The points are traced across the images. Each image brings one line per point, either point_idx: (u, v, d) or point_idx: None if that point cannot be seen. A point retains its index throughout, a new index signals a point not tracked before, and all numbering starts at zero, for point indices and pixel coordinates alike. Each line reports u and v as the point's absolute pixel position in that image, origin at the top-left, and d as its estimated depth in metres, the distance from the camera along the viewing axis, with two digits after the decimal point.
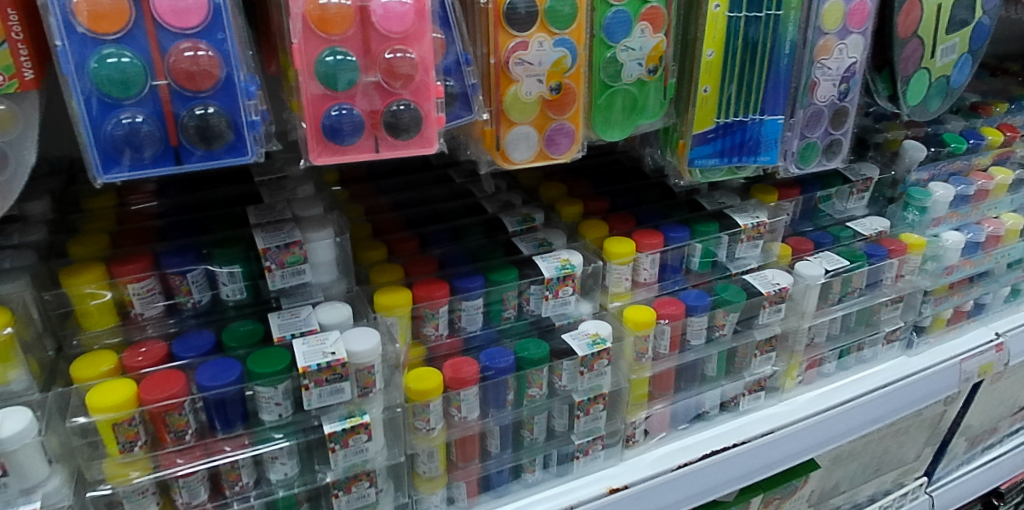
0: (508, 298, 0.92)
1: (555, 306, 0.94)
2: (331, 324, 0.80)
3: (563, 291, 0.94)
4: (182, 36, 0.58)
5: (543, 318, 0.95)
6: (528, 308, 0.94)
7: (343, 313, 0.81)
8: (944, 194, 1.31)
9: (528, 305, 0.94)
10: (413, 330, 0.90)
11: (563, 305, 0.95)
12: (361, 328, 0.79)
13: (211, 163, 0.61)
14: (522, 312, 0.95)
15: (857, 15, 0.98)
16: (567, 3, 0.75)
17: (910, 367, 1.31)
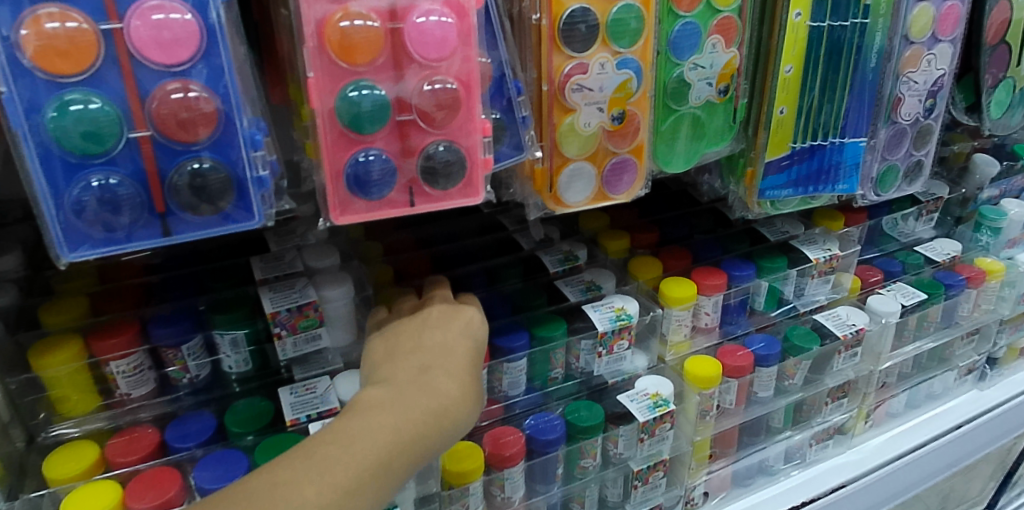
0: (555, 357, 0.80)
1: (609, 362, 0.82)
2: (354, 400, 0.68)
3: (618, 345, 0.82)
4: (167, 73, 0.45)
5: (594, 376, 0.83)
6: (577, 365, 0.82)
7: None
8: (1019, 214, 1.18)
9: (576, 362, 0.82)
10: None
11: (618, 362, 0.83)
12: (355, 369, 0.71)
13: (208, 231, 0.49)
14: (569, 370, 0.83)
15: (948, 20, 0.84)
16: (633, 16, 0.63)
17: (988, 401, 1.18)
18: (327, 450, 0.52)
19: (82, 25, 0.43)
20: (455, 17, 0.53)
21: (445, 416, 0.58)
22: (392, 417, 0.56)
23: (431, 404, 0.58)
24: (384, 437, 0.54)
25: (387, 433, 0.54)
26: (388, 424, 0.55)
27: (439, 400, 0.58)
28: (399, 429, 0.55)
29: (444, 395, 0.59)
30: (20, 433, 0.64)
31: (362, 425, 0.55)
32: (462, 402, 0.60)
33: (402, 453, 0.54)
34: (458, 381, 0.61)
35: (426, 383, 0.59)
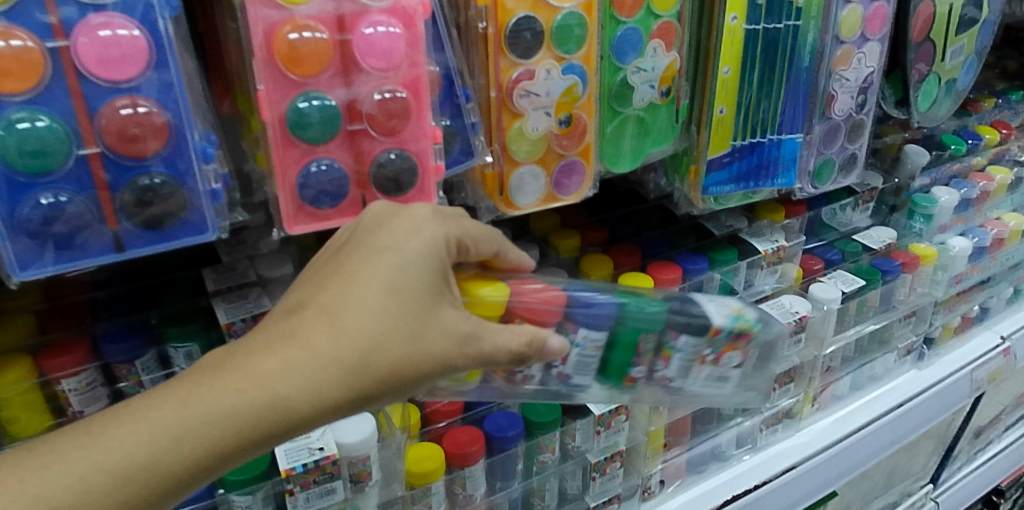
0: (642, 346, 0.66)
1: (704, 373, 0.70)
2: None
3: (726, 357, 0.69)
4: (116, 89, 0.45)
5: (678, 387, 0.70)
6: (662, 368, 0.68)
7: None
8: (950, 200, 1.24)
9: (663, 364, 0.68)
10: None
11: (716, 376, 0.70)
12: None
13: (161, 246, 0.49)
14: (652, 378, 0.69)
15: (875, 20, 0.89)
16: (577, 24, 0.64)
17: (925, 381, 1.24)
18: (118, 430, 0.46)
19: (28, 43, 0.43)
20: (402, 27, 0.54)
21: (304, 389, 0.48)
22: (218, 398, 0.47)
23: (280, 382, 0.48)
24: (196, 423, 0.46)
25: (200, 419, 0.46)
26: (210, 406, 0.47)
27: (295, 376, 0.48)
28: (219, 416, 0.47)
29: (304, 369, 0.48)
30: None
31: (180, 402, 0.47)
32: (330, 383, 0.48)
33: (219, 441, 0.47)
34: (337, 356, 0.48)
35: (295, 349, 0.48)
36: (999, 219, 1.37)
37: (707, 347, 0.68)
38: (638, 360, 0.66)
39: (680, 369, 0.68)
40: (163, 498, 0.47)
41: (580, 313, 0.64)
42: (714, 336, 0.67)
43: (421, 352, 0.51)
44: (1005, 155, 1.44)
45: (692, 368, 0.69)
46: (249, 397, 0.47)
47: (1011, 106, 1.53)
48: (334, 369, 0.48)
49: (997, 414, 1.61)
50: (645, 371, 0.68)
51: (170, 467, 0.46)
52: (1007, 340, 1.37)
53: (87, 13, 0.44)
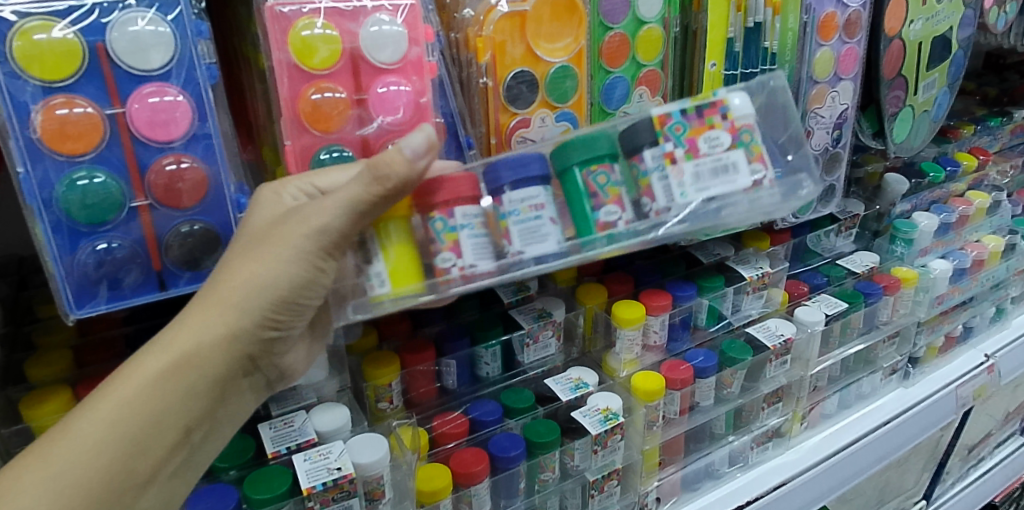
0: (592, 179, 0.63)
1: (702, 176, 0.61)
2: (330, 432, 0.75)
3: (709, 142, 0.62)
4: (163, 148, 0.53)
5: (673, 205, 0.62)
6: (642, 198, 0.63)
7: (341, 418, 0.76)
8: (929, 224, 1.30)
9: (641, 193, 0.63)
10: (369, 405, 0.86)
11: (718, 172, 0.62)
12: (328, 405, 0.78)
13: (199, 285, 0.56)
14: (639, 217, 0.63)
15: (847, 60, 0.95)
16: (569, 77, 0.71)
17: (911, 398, 1.29)
18: (58, 435, 0.54)
19: (89, 110, 0.50)
20: (411, 85, 0.60)
21: (191, 338, 0.55)
22: (128, 387, 0.55)
23: (173, 357, 0.55)
24: (117, 411, 0.54)
25: (119, 408, 0.54)
26: (123, 397, 0.54)
27: (185, 350, 0.55)
28: (133, 400, 0.55)
29: (190, 341, 0.55)
30: None
31: (99, 400, 0.55)
32: (215, 342, 0.55)
33: (142, 419, 0.55)
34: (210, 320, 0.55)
35: (178, 329, 0.56)
36: (980, 241, 1.42)
37: (667, 140, 0.62)
38: (594, 194, 0.62)
39: (662, 187, 0.62)
40: (108, 466, 0.54)
41: (507, 173, 0.62)
42: (664, 125, 0.62)
43: (271, 251, 0.54)
44: (984, 180, 1.50)
45: (673, 177, 0.62)
46: (153, 376, 0.55)
47: (989, 132, 1.59)
48: (199, 308, 0.55)
49: (987, 430, 1.65)
50: (624, 211, 0.63)
51: (99, 438, 0.54)
52: (991, 358, 1.42)
53: (139, 83, 0.52)
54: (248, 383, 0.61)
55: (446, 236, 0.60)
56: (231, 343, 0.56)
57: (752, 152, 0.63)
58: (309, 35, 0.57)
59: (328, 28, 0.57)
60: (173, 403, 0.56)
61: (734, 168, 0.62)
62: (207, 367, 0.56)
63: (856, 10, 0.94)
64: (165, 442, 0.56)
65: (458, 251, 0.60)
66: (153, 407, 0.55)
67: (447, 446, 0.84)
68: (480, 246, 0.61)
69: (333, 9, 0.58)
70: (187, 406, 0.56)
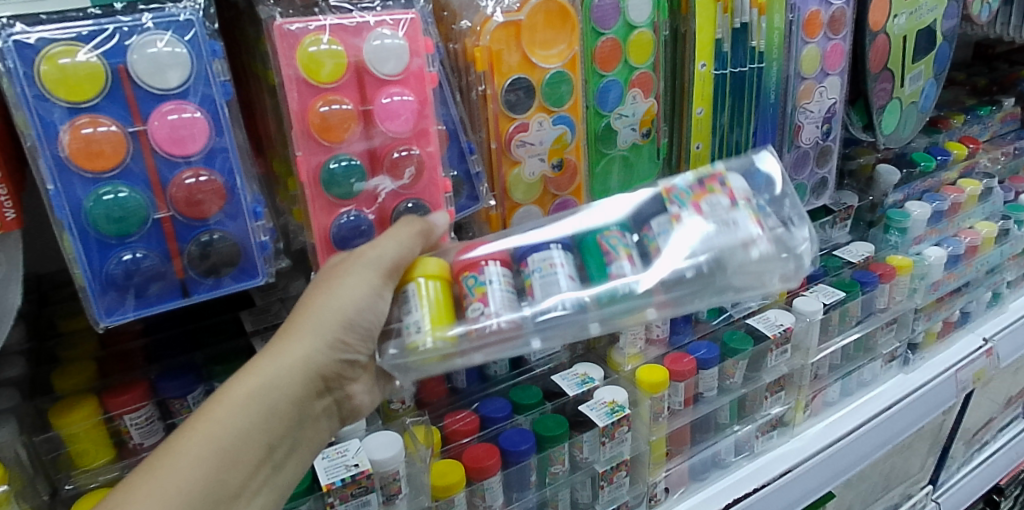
0: (606, 240, 0.67)
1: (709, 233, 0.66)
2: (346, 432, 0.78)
3: (708, 201, 0.68)
4: (182, 163, 0.56)
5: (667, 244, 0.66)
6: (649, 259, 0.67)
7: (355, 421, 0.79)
8: (921, 214, 1.32)
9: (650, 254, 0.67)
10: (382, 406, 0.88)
11: (721, 216, 0.67)
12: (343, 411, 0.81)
13: (220, 291, 0.59)
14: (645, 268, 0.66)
15: (833, 56, 0.98)
16: (564, 81, 0.74)
17: (911, 384, 1.32)
18: (161, 453, 0.58)
19: (113, 129, 0.53)
20: (414, 95, 0.63)
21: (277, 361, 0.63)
22: (224, 403, 0.61)
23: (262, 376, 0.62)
24: (212, 426, 0.59)
25: (216, 423, 0.60)
26: (218, 410, 0.60)
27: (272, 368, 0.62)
28: (226, 413, 0.60)
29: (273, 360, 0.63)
30: (44, 486, 0.73)
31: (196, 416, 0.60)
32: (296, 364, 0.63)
33: (234, 436, 0.60)
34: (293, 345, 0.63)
35: (264, 354, 0.63)
36: (973, 228, 1.44)
37: (673, 204, 0.68)
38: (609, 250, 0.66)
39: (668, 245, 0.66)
40: (203, 478, 0.58)
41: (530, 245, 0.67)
42: (669, 194, 0.69)
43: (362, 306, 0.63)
44: (975, 167, 1.52)
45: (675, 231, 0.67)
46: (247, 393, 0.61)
47: (979, 121, 1.63)
48: (284, 337, 0.64)
49: (989, 415, 1.68)
50: (633, 265, 0.66)
51: (198, 447, 0.58)
52: (989, 341, 1.45)
53: (158, 101, 0.54)
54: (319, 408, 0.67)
55: (475, 290, 0.63)
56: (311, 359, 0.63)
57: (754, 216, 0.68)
58: (315, 51, 0.59)
59: (334, 44, 0.60)
60: (257, 423, 0.61)
61: (736, 219, 0.67)
62: (287, 388, 0.63)
63: (840, 7, 0.97)
64: (250, 461, 0.61)
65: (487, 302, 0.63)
66: (242, 424, 0.60)
67: (456, 443, 0.87)
68: (505, 298, 0.63)
69: (338, 26, 0.60)
70: (271, 426, 0.62)
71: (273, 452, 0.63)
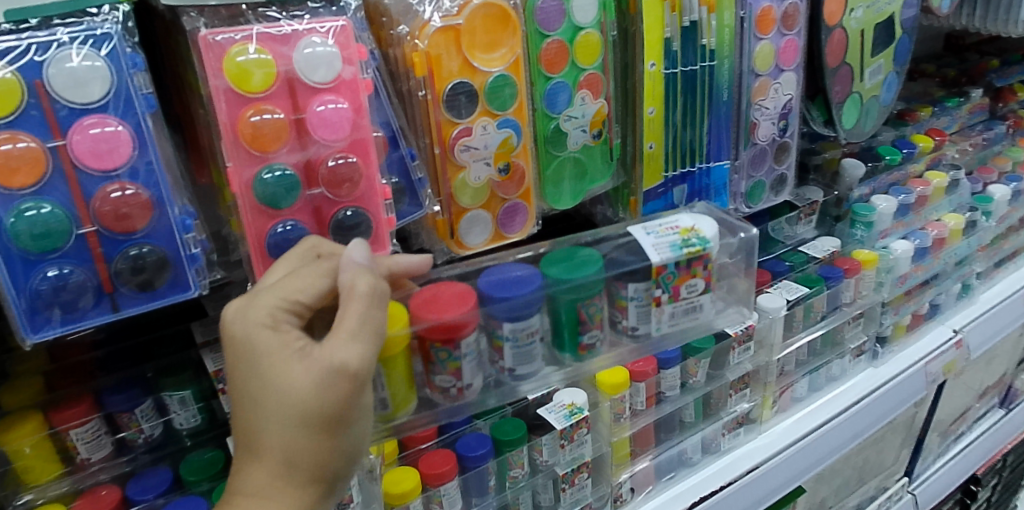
0: (584, 310, 0.76)
1: (675, 313, 0.76)
2: None
3: (688, 287, 0.76)
4: (106, 177, 0.56)
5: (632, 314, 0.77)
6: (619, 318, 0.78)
7: None
8: (887, 207, 1.33)
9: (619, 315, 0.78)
10: None
11: (691, 308, 0.77)
12: None
13: (152, 303, 0.59)
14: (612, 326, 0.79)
15: (787, 52, 0.98)
16: (508, 84, 0.73)
17: (881, 377, 1.32)
18: None
19: (32, 145, 0.53)
20: (348, 103, 0.63)
21: (301, 469, 0.58)
22: None
23: (289, 493, 0.58)
24: None
25: None
26: None
27: (297, 478, 0.58)
28: None
29: (297, 470, 0.58)
30: None
31: None
32: (318, 467, 0.59)
33: None
34: (315, 452, 0.58)
35: (280, 466, 0.58)
36: (940, 220, 1.45)
37: (657, 287, 0.75)
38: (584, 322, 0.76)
39: (635, 313, 0.77)
40: None
41: (505, 312, 0.73)
42: (658, 274, 0.74)
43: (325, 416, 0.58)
44: (942, 159, 1.52)
45: (650, 311, 0.76)
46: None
47: (947, 113, 1.63)
48: (298, 445, 0.58)
49: (963, 406, 1.68)
50: (602, 333, 0.79)
51: None
52: (959, 332, 1.46)
53: (79, 115, 0.54)
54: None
55: (448, 364, 0.72)
56: (284, 468, 0.58)
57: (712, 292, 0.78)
58: (243, 61, 0.59)
59: (262, 53, 0.59)
60: None
61: (701, 300, 0.77)
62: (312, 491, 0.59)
63: (793, 4, 0.96)
64: None
65: (457, 375, 0.72)
66: None
67: (413, 449, 0.86)
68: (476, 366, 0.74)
69: (265, 34, 0.60)
70: None
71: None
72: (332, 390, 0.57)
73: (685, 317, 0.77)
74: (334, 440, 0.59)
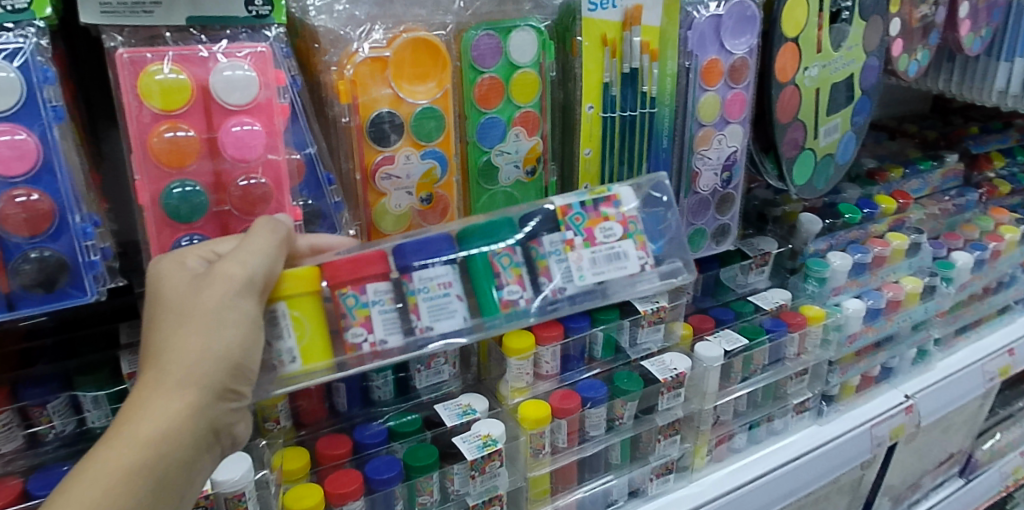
0: (497, 259, 0.75)
1: (596, 258, 0.76)
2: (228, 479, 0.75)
3: (603, 230, 0.77)
4: (11, 182, 0.58)
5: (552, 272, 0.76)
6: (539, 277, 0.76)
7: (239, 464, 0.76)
8: (842, 264, 1.33)
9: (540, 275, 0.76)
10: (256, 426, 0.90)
11: (612, 253, 0.77)
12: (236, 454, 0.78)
13: (49, 307, 0.60)
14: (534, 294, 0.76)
15: (735, 105, 0.99)
16: (434, 117, 0.75)
17: (823, 436, 1.32)
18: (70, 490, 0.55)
19: None
20: (262, 125, 0.65)
21: (184, 377, 0.60)
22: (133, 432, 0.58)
23: (170, 399, 0.59)
24: (125, 458, 0.57)
25: (125, 456, 0.57)
26: (128, 442, 0.58)
27: (177, 386, 0.60)
28: (132, 444, 0.57)
29: (179, 377, 0.60)
30: None
31: (101, 453, 0.57)
32: (200, 375, 0.60)
33: (147, 462, 0.58)
34: (198, 360, 0.60)
35: (162, 373, 0.60)
36: (897, 282, 1.45)
37: (567, 228, 0.76)
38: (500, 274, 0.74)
39: (557, 268, 0.76)
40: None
41: (414, 256, 0.72)
42: (565, 216, 0.77)
43: (225, 324, 0.61)
44: (906, 222, 1.53)
45: (570, 261, 0.76)
46: (157, 419, 0.59)
47: (918, 175, 1.64)
48: (181, 351, 0.60)
49: (918, 472, 1.67)
50: (524, 290, 0.75)
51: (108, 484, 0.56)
52: (911, 398, 1.45)
53: None
54: (210, 461, 0.63)
55: (357, 312, 0.69)
56: (166, 373, 0.60)
57: (637, 243, 0.78)
58: (162, 80, 0.61)
59: (178, 73, 0.62)
60: (171, 446, 0.59)
61: (624, 247, 0.77)
62: (195, 403, 0.60)
63: (741, 57, 0.97)
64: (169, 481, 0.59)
65: (369, 326, 0.69)
66: (157, 452, 0.58)
67: (326, 466, 0.88)
68: (389, 321, 0.70)
69: (180, 55, 0.62)
70: (187, 443, 0.60)
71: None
72: (230, 291, 0.61)
73: (609, 263, 0.76)
74: (217, 348, 0.61)
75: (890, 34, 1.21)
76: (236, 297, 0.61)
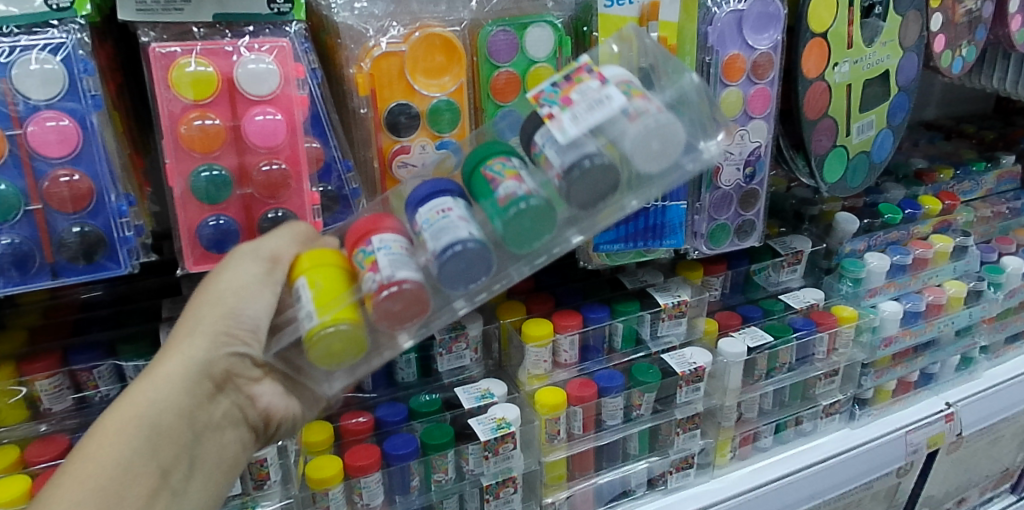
0: (489, 167, 0.71)
1: (579, 114, 0.69)
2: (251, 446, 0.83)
3: (579, 89, 0.71)
4: (56, 163, 0.65)
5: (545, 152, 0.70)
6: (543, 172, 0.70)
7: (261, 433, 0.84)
8: (879, 265, 1.31)
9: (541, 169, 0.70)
10: None
11: (597, 99, 0.69)
12: None
13: (88, 276, 0.68)
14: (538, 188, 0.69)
15: (758, 100, 0.99)
16: (448, 108, 0.79)
17: (854, 439, 1.29)
18: (88, 435, 0.62)
19: None
20: (282, 114, 0.70)
21: (191, 339, 0.70)
22: (145, 385, 0.66)
23: (178, 357, 0.69)
24: (134, 406, 0.64)
25: (135, 405, 0.65)
26: (138, 392, 0.66)
27: (185, 345, 0.69)
28: (142, 394, 0.65)
29: (187, 339, 0.70)
30: None
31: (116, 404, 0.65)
32: (204, 336, 0.70)
33: (155, 409, 0.65)
34: (202, 323, 0.70)
35: (174, 338, 0.70)
36: (941, 285, 1.41)
37: (543, 107, 0.71)
38: (492, 175, 0.69)
39: (550, 146, 0.70)
40: (135, 450, 0.63)
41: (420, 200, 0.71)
42: (538, 99, 0.73)
43: (241, 296, 0.70)
44: (952, 224, 1.49)
45: (554, 127, 0.70)
46: (166, 373, 0.67)
47: (971, 177, 1.59)
48: (192, 319, 0.71)
49: (963, 484, 1.61)
50: (522, 182, 0.69)
51: (120, 426, 0.63)
52: (952, 406, 1.41)
53: (39, 110, 0.64)
54: (221, 422, 0.72)
55: (366, 260, 0.67)
56: (176, 337, 0.70)
57: (629, 93, 0.71)
58: (187, 72, 0.67)
59: (204, 66, 0.68)
60: (181, 396, 0.67)
61: (609, 93, 0.70)
62: (202, 361, 0.69)
63: (765, 53, 0.97)
64: (178, 429, 0.66)
65: (377, 268, 0.66)
66: (164, 400, 0.66)
67: (347, 439, 0.92)
68: (395, 259, 0.66)
69: (207, 49, 0.68)
70: (194, 396, 0.68)
71: (169, 477, 0.65)
72: (232, 253, 0.70)
73: (593, 110, 0.69)
74: (218, 310, 0.71)
75: (930, 29, 1.18)
76: (235, 256, 0.70)
